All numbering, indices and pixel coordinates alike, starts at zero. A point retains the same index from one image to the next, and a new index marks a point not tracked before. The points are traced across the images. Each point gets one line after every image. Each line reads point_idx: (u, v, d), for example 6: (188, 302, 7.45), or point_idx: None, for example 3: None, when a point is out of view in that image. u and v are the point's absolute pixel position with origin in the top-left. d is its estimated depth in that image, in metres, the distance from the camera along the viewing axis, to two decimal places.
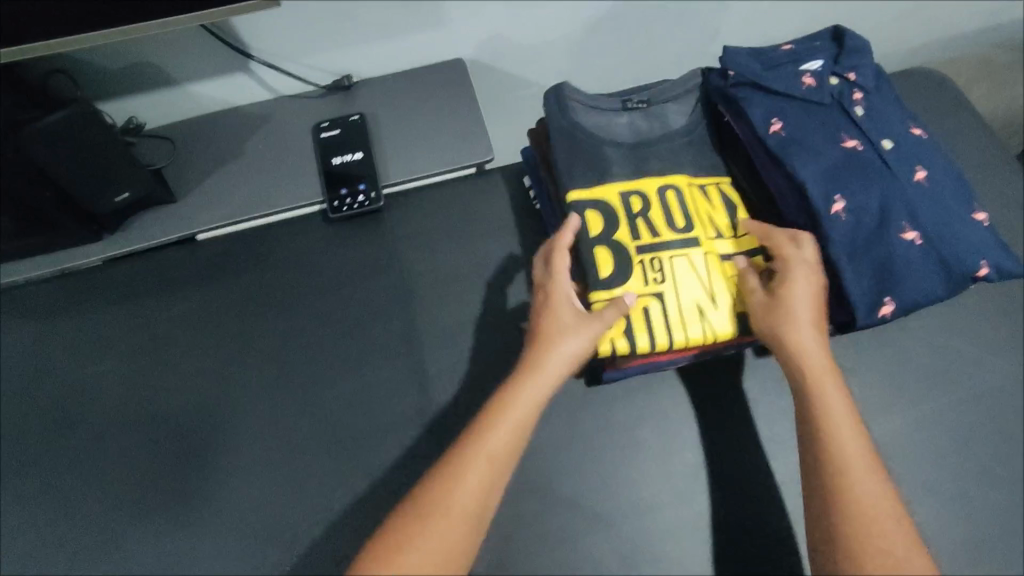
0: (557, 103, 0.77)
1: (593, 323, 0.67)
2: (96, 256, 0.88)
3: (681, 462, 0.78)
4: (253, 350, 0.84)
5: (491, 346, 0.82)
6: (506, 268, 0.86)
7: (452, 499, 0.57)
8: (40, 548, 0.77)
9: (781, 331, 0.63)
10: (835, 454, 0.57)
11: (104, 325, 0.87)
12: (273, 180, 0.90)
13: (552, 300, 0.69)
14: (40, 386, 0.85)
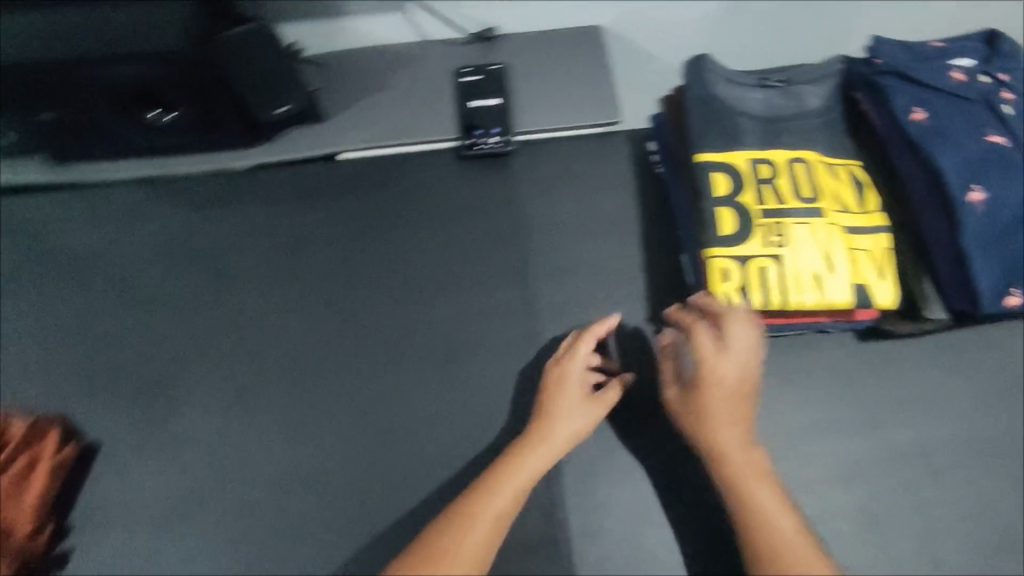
0: (696, 72, 0.81)
1: (585, 406, 0.75)
2: (246, 160, 0.94)
3: (771, 425, 0.81)
4: (379, 261, 0.89)
5: (598, 292, 0.87)
6: (619, 224, 0.91)
7: (461, 552, 0.64)
8: (166, 412, 0.82)
9: (704, 425, 0.69)
10: (780, 550, 0.62)
11: (241, 225, 0.92)
12: (414, 113, 0.96)
13: (563, 380, 0.77)
14: (178, 267, 0.90)
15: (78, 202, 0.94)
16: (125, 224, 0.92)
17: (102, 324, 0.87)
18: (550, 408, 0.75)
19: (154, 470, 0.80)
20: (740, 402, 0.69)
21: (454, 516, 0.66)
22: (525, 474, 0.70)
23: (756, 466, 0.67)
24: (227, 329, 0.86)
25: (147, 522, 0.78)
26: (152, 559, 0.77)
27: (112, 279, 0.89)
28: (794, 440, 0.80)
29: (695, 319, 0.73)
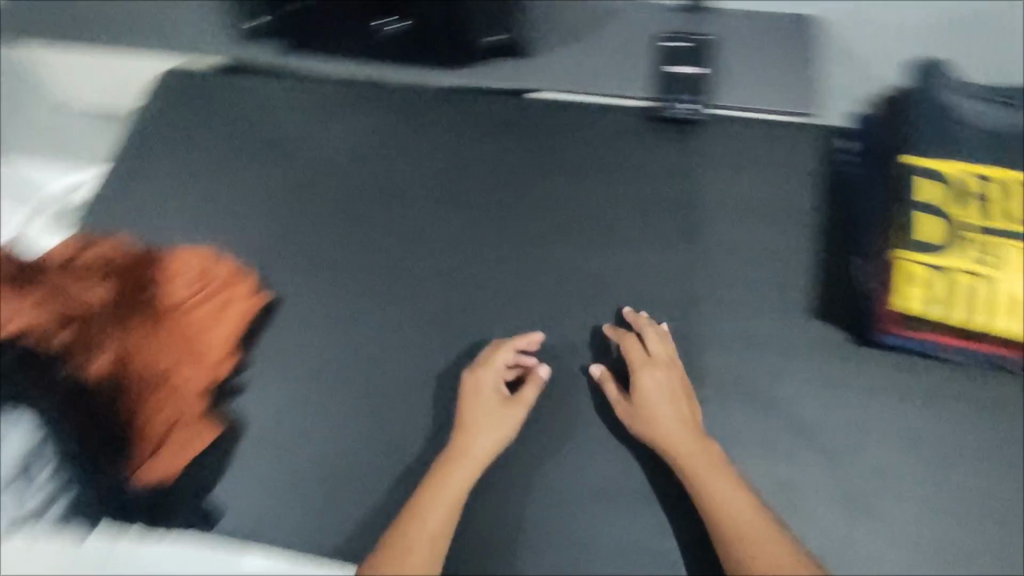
0: (932, 83, 0.88)
1: (505, 415, 0.79)
2: (447, 80, 1.00)
3: (915, 442, 0.79)
4: (553, 199, 0.93)
5: (761, 275, 0.87)
6: (797, 215, 0.90)
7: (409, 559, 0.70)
8: (334, 289, 0.89)
9: (648, 426, 0.77)
10: (740, 528, 0.69)
11: (430, 138, 0.97)
12: (611, 68, 0.98)
13: (477, 387, 0.80)
14: (368, 164, 0.96)
15: (289, 89, 1.01)
16: (326, 117, 0.99)
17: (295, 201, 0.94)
18: (465, 419, 0.78)
19: (316, 342, 0.86)
20: (682, 407, 0.77)
21: (398, 529, 0.72)
22: (454, 487, 0.74)
23: (704, 458, 0.74)
24: (401, 232, 0.92)
25: (303, 383, 0.84)
26: (299, 420, 0.82)
27: (309, 162, 0.97)
28: (937, 463, 0.79)
29: (624, 336, 0.83)
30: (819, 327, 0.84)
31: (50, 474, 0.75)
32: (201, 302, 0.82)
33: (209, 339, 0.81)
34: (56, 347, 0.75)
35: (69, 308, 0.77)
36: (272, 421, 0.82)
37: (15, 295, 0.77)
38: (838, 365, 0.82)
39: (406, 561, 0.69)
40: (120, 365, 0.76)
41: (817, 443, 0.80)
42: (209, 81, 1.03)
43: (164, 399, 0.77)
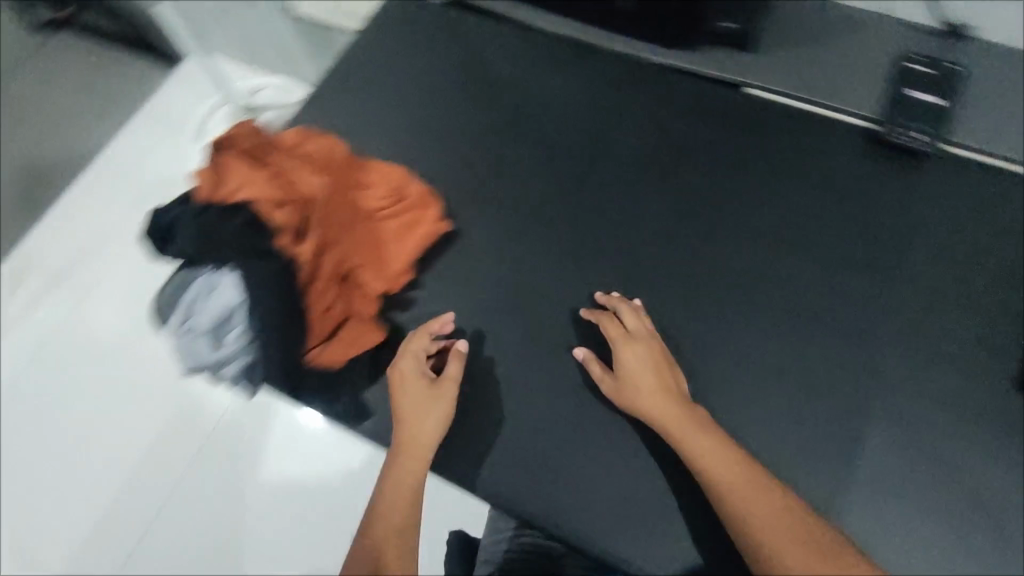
0: None
1: (444, 395, 0.79)
2: (663, 58, 0.98)
3: None
4: (746, 197, 0.91)
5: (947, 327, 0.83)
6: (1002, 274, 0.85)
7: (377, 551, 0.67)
8: (511, 232, 0.92)
9: (630, 399, 0.77)
10: (730, 488, 0.68)
11: (639, 110, 0.96)
12: (840, 79, 0.94)
13: (403, 376, 0.80)
14: (568, 121, 0.97)
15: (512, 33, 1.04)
16: (536, 66, 1.01)
17: (497, 141, 0.97)
18: (403, 410, 0.78)
19: (486, 278, 0.90)
20: (661, 374, 0.78)
21: (367, 527, 0.70)
22: (402, 475, 0.74)
23: (687, 421, 0.73)
24: (593, 195, 0.92)
25: (467, 314, 0.88)
26: (455, 345, 0.86)
27: (511, 107, 0.99)
28: None
29: (600, 314, 0.84)
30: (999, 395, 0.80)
31: (240, 335, 0.81)
32: (398, 216, 0.87)
33: (399, 252, 0.86)
34: (276, 220, 0.79)
35: (288, 190, 0.81)
36: (437, 342, 0.86)
37: (247, 165, 0.81)
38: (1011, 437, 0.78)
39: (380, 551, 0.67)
40: (324, 255, 0.81)
41: (972, 512, 0.76)
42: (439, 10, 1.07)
43: (353, 297, 0.84)
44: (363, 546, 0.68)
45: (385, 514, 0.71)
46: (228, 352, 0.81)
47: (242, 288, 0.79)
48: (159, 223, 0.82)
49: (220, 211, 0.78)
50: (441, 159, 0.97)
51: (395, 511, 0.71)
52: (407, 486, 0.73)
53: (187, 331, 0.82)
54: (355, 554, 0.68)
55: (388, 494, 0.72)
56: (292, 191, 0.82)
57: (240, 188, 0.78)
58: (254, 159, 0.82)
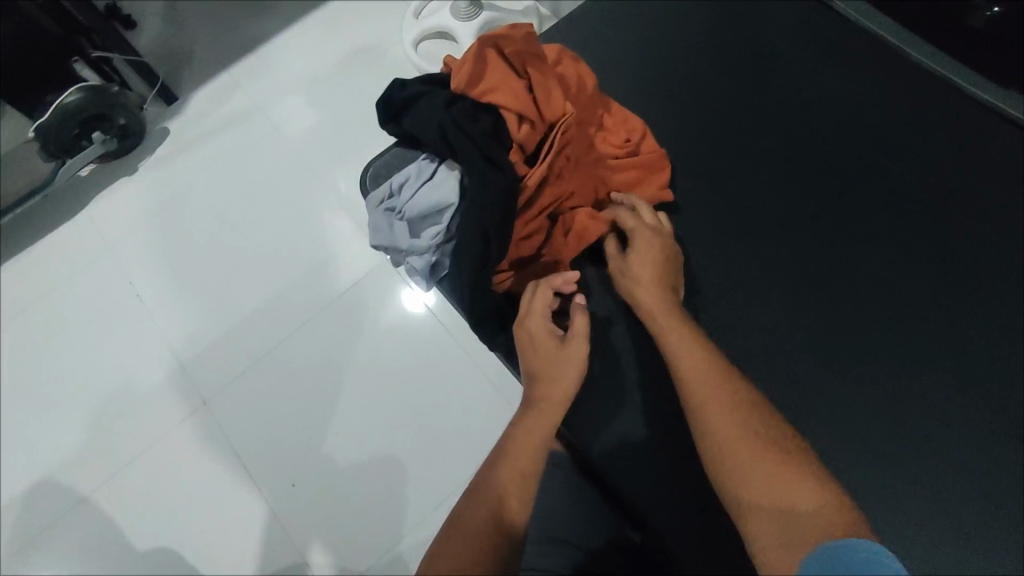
0: None
1: (575, 357, 0.74)
2: (977, 92, 0.85)
3: None
4: (1001, 278, 0.80)
5: None
6: None
7: (495, 486, 0.66)
8: (729, 221, 0.88)
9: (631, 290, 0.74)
10: (706, 403, 0.63)
11: (920, 152, 0.86)
12: None
13: (536, 332, 0.75)
14: (830, 128, 0.90)
15: (803, 27, 0.96)
16: (819, 62, 0.94)
17: (747, 134, 0.92)
18: (537, 363, 0.75)
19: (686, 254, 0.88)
20: (662, 267, 0.74)
21: (494, 461, 0.69)
22: (534, 422, 0.71)
23: (677, 322, 0.70)
24: (831, 225, 0.86)
25: None
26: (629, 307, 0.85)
27: (776, 94, 0.93)
28: None
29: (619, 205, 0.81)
30: None
31: (436, 234, 0.79)
32: (625, 170, 0.84)
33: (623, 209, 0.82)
34: (514, 139, 0.79)
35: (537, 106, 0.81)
36: (615, 302, 0.85)
37: (509, 69, 0.81)
38: None
39: (500, 486, 0.66)
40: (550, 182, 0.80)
41: None
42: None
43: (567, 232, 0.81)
44: (484, 489, 0.65)
45: (510, 462, 0.68)
46: (420, 245, 0.80)
47: (458, 192, 0.78)
48: (387, 98, 0.83)
49: (471, 108, 0.78)
50: (679, 131, 0.93)
51: (522, 455, 0.68)
52: (535, 436, 0.70)
53: (391, 212, 0.83)
54: (477, 494, 0.66)
55: (516, 443, 0.70)
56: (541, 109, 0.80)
57: (494, 88, 0.79)
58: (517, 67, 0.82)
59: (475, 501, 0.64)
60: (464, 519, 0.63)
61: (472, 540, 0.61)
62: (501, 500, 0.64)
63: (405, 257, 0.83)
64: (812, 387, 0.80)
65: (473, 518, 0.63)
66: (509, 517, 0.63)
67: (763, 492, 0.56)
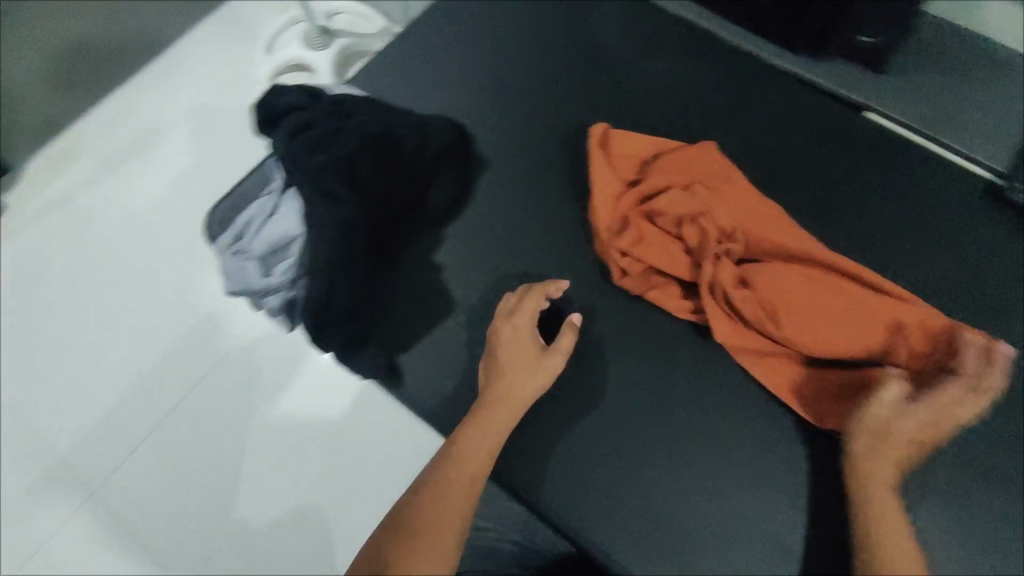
0: None
1: (548, 365, 0.74)
2: (781, 61, 0.92)
3: None
4: (832, 223, 0.84)
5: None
6: None
7: (440, 489, 0.66)
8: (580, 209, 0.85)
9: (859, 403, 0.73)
10: (872, 467, 0.68)
11: (751, 115, 0.89)
12: (975, 123, 0.86)
13: (515, 327, 0.76)
14: (665, 106, 0.90)
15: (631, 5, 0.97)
16: (643, 41, 0.94)
17: (592, 118, 0.91)
18: (507, 358, 0.74)
19: (545, 249, 0.84)
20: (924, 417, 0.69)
21: (443, 460, 0.68)
22: (489, 424, 0.71)
23: (909, 439, 0.69)
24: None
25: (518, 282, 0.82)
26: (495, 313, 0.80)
27: (610, 78, 0.93)
28: None
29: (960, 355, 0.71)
30: None
31: (288, 269, 0.77)
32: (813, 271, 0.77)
33: (761, 275, 0.76)
34: (616, 217, 0.82)
35: (651, 207, 0.81)
36: (482, 311, 0.81)
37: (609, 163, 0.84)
38: None
39: (442, 488, 0.66)
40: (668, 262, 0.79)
41: None
42: None
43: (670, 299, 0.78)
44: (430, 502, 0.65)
45: (459, 476, 0.67)
46: (274, 283, 0.77)
47: (301, 223, 0.76)
48: (259, 125, 0.83)
49: (317, 137, 0.75)
50: (519, 127, 0.90)
51: (474, 456, 0.69)
52: (489, 438, 0.70)
53: (237, 252, 0.79)
54: (422, 495, 0.66)
55: (465, 452, 0.69)
56: (393, 131, 0.80)
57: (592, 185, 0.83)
58: (632, 167, 0.86)
59: (420, 514, 0.64)
60: (407, 520, 0.64)
61: (414, 546, 0.61)
62: (446, 508, 0.64)
63: (263, 299, 0.80)
64: (691, 360, 0.78)
65: (418, 523, 0.63)
66: (452, 535, 0.63)
67: (885, 546, 0.64)
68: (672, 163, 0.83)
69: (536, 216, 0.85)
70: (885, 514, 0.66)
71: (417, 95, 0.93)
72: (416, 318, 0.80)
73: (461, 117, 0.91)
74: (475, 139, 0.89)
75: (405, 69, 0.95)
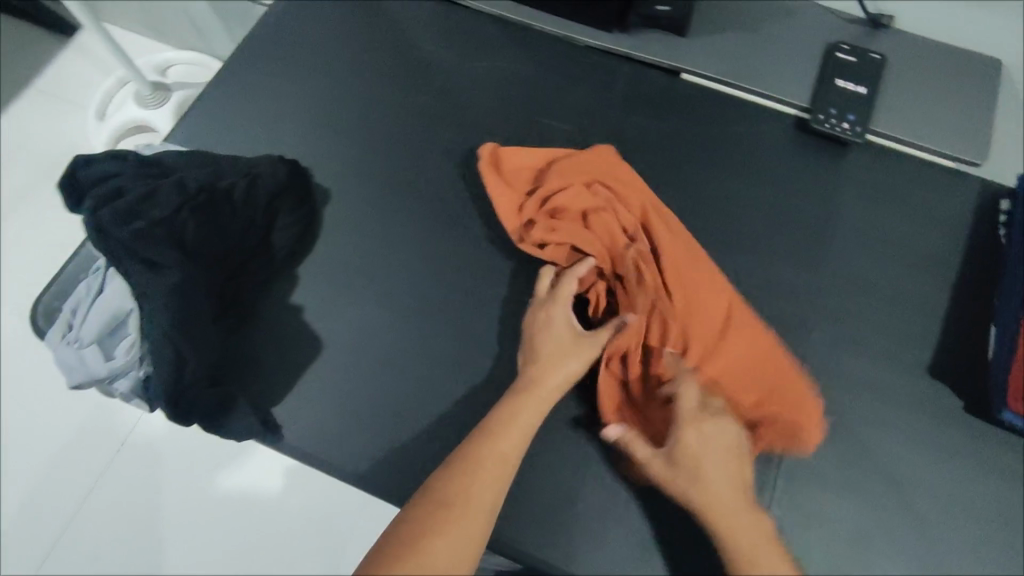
0: None
1: (582, 359, 0.72)
2: (594, 40, 0.95)
3: (994, 519, 0.72)
4: (666, 183, 0.89)
5: (869, 311, 0.82)
6: (917, 256, 0.85)
7: (470, 477, 0.61)
8: (431, 219, 0.86)
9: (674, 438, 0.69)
10: (713, 500, 0.64)
11: (576, 98, 0.93)
12: (774, 67, 0.93)
13: (556, 318, 0.74)
14: (494, 103, 0.93)
15: (444, 13, 0.98)
16: (463, 45, 0.96)
17: (426, 128, 0.91)
18: (549, 350, 0.72)
19: (400, 266, 0.83)
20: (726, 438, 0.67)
21: (474, 446, 0.64)
22: (524, 417, 0.67)
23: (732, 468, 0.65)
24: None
25: (379, 305, 0.81)
26: (362, 341, 0.79)
27: (437, 86, 0.93)
28: (1006, 543, 0.72)
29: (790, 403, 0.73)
30: (913, 374, 0.78)
31: (129, 347, 0.71)
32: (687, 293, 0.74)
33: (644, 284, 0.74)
34: (524, 220, 0.80)
35: (553, 208, 0.79)
36: (347, 342, 0.79)
37: (506, 172, 0.83)
38: (922, 413, 0.77)
39: (472, 480, 0.61)
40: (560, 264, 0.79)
41: (887, 488, 0.74)
42: None
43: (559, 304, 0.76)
44: (459, 478, 0.61)
45: (495, 454, 0.64)
46: (117, 365, 0.70)
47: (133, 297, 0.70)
48: (68, 192, 0.74)
49: (126, 206, 0.69)
50: (356, 151, 0.89)
51: (509, 443, 0.65)
52: (522, 426, 0.67)
53: (70, 342, 0.72)
54: (452, 484, 0.61)
55: (502, 432, 0.66)
56: (217, 184, 0.76)
57: (496, 196, 0.82)
58: (529, 173, 0.84)
59: (451, 488, 0.60)
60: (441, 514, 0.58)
61: (455, 540, 0.57)
62: (478, 496, 0.60)
63: (112, 385, 0.73)
64: None
65: (454, 518, 0.58)
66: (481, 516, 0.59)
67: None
68: (570, 165, 0.81)
69: (386, 234, 0.85)
70: (737, 542, 0.62)
71: (245, 142, 0.90)
72: (284, 368, 0.77)
73: (294, 155, 0.89)
74: (312, 174, 0.88)
75: (227, 117, 0.92)
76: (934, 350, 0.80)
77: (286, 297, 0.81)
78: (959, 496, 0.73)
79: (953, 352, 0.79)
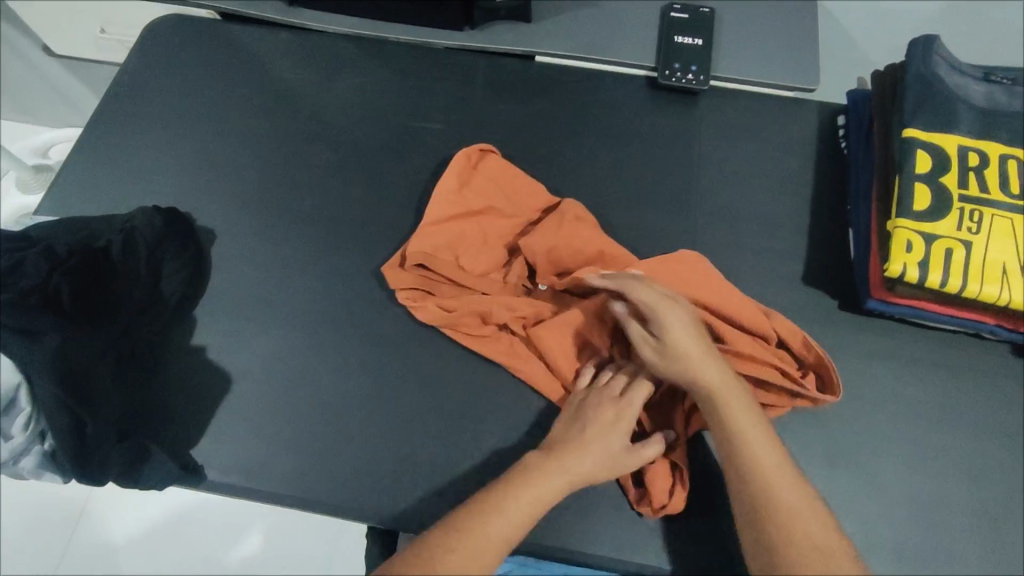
0: (982, 30, 0.98)
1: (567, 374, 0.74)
2: (448, 41, 1.00)
3: (883, 397, 0.79)
4: (539, 158, 0.93)
5: (742, 239, 0.88)
6: (775, 181, 0.92)
7: (502, 512, 0.60)
8: (320, 237, 0.87)
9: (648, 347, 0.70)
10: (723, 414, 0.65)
11: (442, 97, 0.97)
12: (617, 36, 1.00)
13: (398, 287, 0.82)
14: (364, 116, 0.95)
15: (299, 41, 1.00)
16: (324, 68, 0.98)
17: (301, 152, 0.93)
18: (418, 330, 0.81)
19: (297, 288, 0.84)
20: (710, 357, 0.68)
21: (514, 479, 0.64)
22: (586, 458, 0.66)
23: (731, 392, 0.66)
24: (408, 191, 0.91)
25: (282, 329, 0.82)
26: (271, 366, 0.80)
27: (305, 111, 0.95)
28: (897, 416, 0.78)
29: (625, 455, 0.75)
30: (789, 286, 0.85)
31: (27, 423, 0.69)
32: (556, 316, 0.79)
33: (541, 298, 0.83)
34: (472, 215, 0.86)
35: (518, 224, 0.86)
36: (256, 372, 0.80)
37: (494, 185, 0.87)
38: (804, 319, 0.83)
39: (505, 512, 0.61)
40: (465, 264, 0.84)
41: None
42: (215, 30, 1.02)
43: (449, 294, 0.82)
44: (485, 514, 0.60)
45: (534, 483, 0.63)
46: (18, 444, 0.68)
47: (20, 368, 0.68)
48: None
49: None
50: (235, 187, 0.90)
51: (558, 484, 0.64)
52: (584, 468, 0.66)
53: None
54: (483, 513, 0.60)
55: (553, 467, 0.65)
56: (92, 245, 0.78)
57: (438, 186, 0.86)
58: (492, 185, 0.87)
59: (477, 516, 0.60)
60: (459, 545, 0.57)
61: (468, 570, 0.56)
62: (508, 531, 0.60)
63: (18, 465, 0.70)
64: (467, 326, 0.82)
65: (469, 550, 0.57)
66: (500, 544, 0.59)
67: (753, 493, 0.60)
68: (534, 189, 0.88)
69: (279, 261, 0.86)
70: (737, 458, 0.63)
71: (121, 200, 0.90)
72: (197, 410, 0.77)
73: (173, 203, 0.89)
74: (194, 219, 0.88)
75: (99, 181, 0.91)
76: (803, 261, 0.87)
77: (186, 341, 0.80)
78: (849, 385, 0.79)
79: (819, 260, 0.87)
